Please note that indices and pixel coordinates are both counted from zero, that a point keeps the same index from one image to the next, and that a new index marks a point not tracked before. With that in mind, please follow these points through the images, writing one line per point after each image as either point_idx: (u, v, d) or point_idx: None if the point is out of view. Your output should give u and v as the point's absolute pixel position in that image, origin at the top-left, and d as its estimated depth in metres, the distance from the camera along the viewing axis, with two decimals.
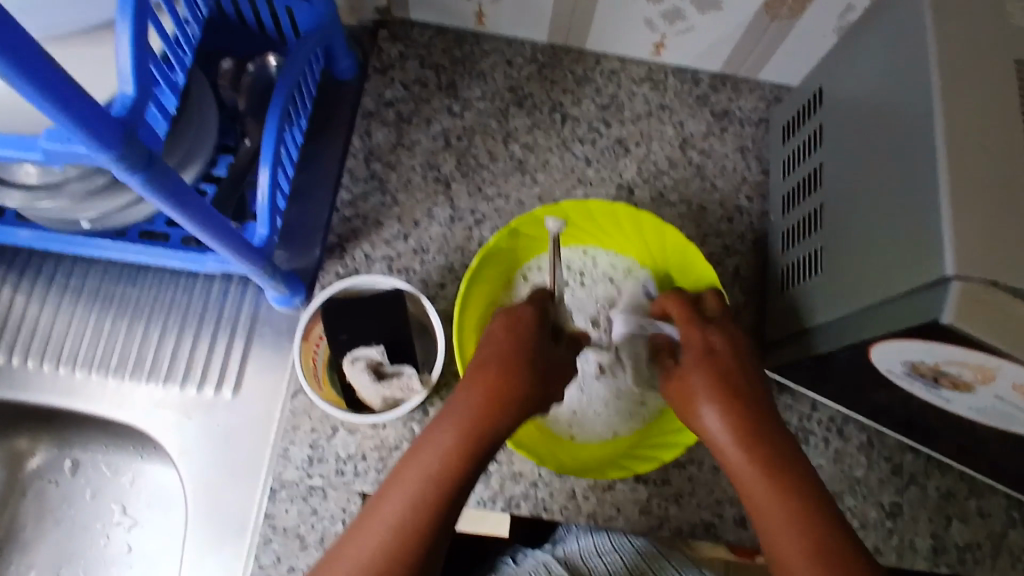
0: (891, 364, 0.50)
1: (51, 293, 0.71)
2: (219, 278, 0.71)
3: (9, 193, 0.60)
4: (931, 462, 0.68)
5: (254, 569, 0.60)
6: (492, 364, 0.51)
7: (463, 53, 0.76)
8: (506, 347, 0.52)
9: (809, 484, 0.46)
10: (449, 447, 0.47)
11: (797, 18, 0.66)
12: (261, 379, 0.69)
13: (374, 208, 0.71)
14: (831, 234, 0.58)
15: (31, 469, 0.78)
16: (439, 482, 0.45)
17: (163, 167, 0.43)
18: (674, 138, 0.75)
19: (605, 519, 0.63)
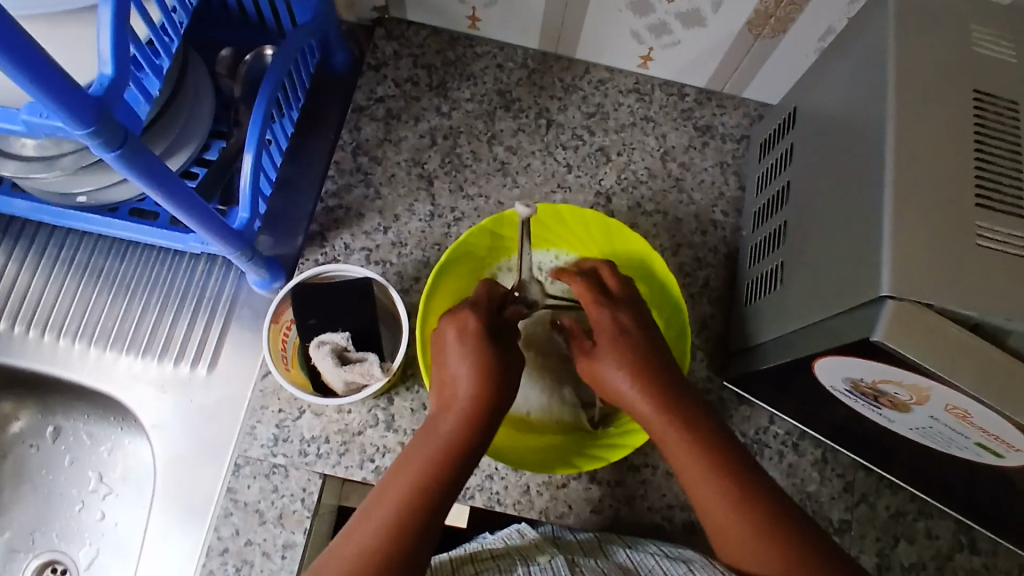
0: (834, 380, 0.53)
1: (42, 263, 0.74)
2: (204, 258, 0.74)
3: (6, 163, 0.62)
4: (884, 482, 0.69)
5: (213, 540, 0.62)
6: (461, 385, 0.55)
7: (456, 55, 0.78)
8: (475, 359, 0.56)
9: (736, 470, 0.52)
10: (428, 455, 0.51)
11: (780, 39, 0.68)
12: (236, 358, 0.71)
13: (357, 200, 0.73)
14: (794, 252, 0.60)
15: (13, 433, 0.81)
16: (419, 484, 0.49)
17: (139, 146, 0.46)
18: (655, 149, 0.76)
19: (556, 516, 0.65)
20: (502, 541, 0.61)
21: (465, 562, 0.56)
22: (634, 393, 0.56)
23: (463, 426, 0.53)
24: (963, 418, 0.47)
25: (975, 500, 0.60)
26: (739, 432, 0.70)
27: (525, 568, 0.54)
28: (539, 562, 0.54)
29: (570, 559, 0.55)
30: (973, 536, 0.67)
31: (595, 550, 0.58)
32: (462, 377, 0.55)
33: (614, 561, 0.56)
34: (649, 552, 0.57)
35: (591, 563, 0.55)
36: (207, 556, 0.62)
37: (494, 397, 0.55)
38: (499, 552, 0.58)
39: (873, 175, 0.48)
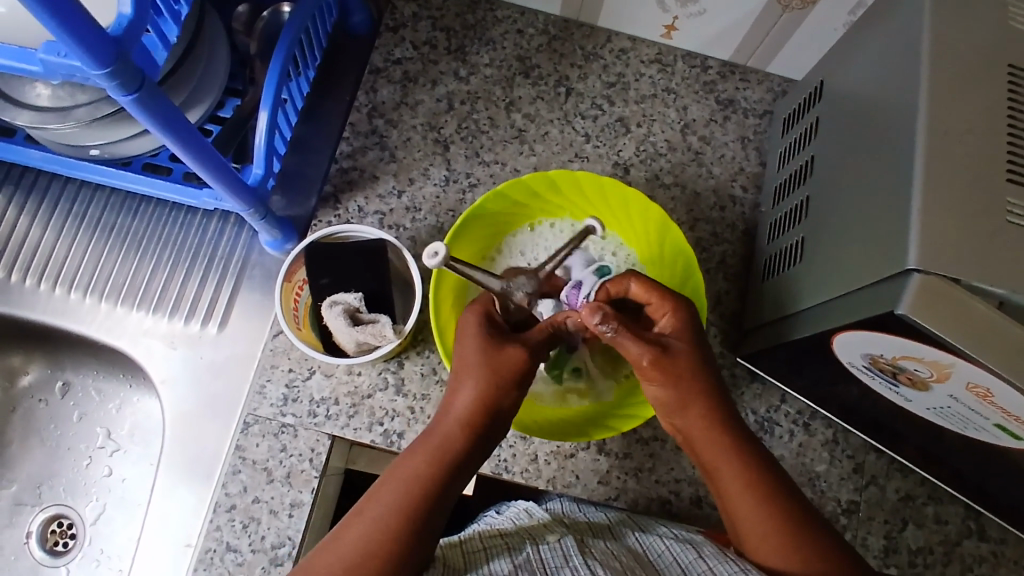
0: (853, 356, 0.53)
1: (55, 217, 0.73)
2: (217, 217, 0.73)
3: (19, 113, 0.63)
4: (893, 464, 0.69)
5: (220, 496, 0.63)
6: (461, 416, 0.52)
7: (476, 18, 0.77)
8: (482, 395, 0.52)
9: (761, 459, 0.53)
10: (414, 489, 0.49)
11: (809, 10, 0.66)
12: (246, 320, 0.70)
13: (372, 162, 0.72)
14: (818, 228, 0.59)
15: (22, 386, 0.82)
16: (426, 471, 0.50)
17: (157, 92, 0.45)
18: (675, 122, 0.75)
19: (563, 485, 0.65)
20: (511, 521, 0.61)
21: (473, 546, 0.55)
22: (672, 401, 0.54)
23: (456, 458, 0.51)
24: (984, 398, 0.46)
25: (988, 485, 0.60)
26: (750, 409, 0.69)
27: (534, 549, 0.53)
28: (548, 541, 0.54)
29: (580, 539, 0.55)
30: (982, 522, 0.67)
31: (605, 529, 0.58)
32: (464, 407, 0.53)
33: (625, 543, 0.56)
34: (659, 536, 0.57)
35: (600, 544, 0.55)
36: (214, 512, 0.62)
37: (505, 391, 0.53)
38: (506, 534, 0.57)
39: (904, 148, 0.47)
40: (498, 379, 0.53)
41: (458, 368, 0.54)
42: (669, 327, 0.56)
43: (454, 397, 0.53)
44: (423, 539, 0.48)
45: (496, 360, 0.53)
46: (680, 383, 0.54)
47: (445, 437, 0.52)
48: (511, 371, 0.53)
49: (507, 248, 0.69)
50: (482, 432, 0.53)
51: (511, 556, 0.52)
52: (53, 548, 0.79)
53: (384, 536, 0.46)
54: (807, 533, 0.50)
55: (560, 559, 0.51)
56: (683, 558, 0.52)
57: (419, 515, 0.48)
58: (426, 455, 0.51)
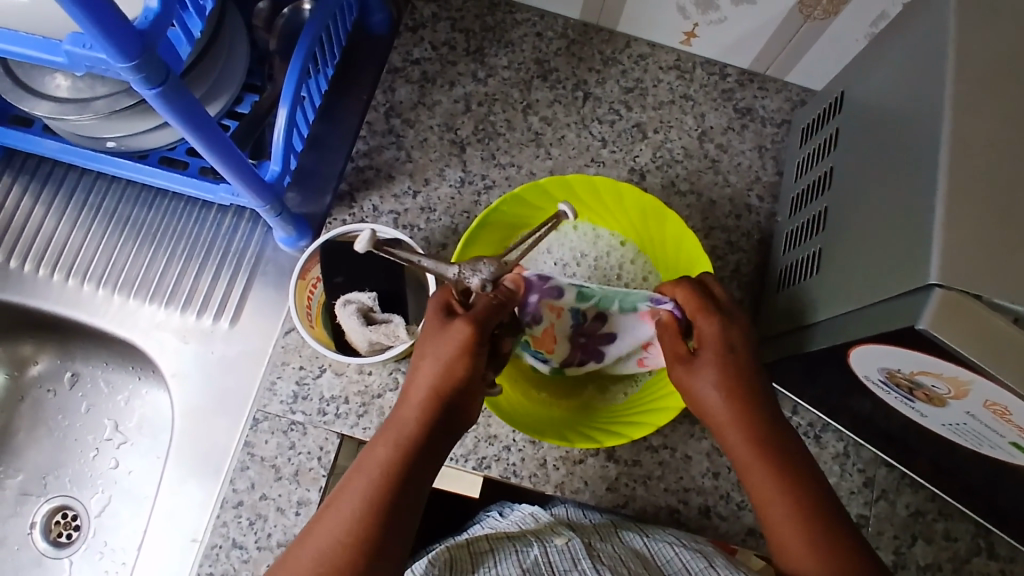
0: (870, 369, 0.52)
1: (70, 208, 0.74)
2: (231, 213, 0.73)
3: (39, 103, 0.63)
4: (904, 479, 0.68)
5: (228, 492, 0.62)
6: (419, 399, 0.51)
7: (495, 20, 0.77)
8: (438, 375, 0.50)
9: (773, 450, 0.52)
10: (380, 476, 0.49)
11: (831, 21, 0.66)
12: (258, 316, 0.70)
13: (388, 162, 0.72)
14: (835, 239, 0.59)
15: (31, 376, 0.83)
16: (389, 458, 0.49)
17: (180, 86, 0.45)
18: (693, 129, 0.75)
19: (572, 491, 0.65)
20: (517, 525, 0.62)
21: (481, 546, 0.56)
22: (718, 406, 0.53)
23: (421, 441, 0.50)
24: (1001, 415, 0.46)
25: (1002, 504, 0.59)
26: None
27: (543, 550, 0.55)
28: (557, 545, 0.55)
29: (588, 542, 0.56)
30: (991, 540, 0.67)
31: (611, 532, 0.58)
32: (423, 388, 0.51)
33: (632, 547, 0.56)
34: (667, 540, 0.57)
35: (607, 548, 0.55)
36: (222, 508, 0.62)
37: (453, 369, 0.50)
38: (513, 535, 0.58)
39: (928, 162, 0.47)
40: (446, 359, 0.50)
41: (419, 344, 0.52)
42: (709, 335, 0.54)
43: (413, 377, 0.52)
44: (395, 526, 0.48)
45: (443, 340, 0.50)
46: (727, 381, 0.53)
47: (406, 421, 0.51)
48: (456, 346, 0.50)
49: (532, 244, 0.68)
50: (446, 411, 0.51)
51: (519, 558, 0.54)
52: (57, 539, 0.80)
53: (352, 527, 0.47)
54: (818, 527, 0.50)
55: (568, 562, 0.53)
56: (690, 565, 0.53)
57: (385, 504, 0.48)
58: (390, 441, 0.50)
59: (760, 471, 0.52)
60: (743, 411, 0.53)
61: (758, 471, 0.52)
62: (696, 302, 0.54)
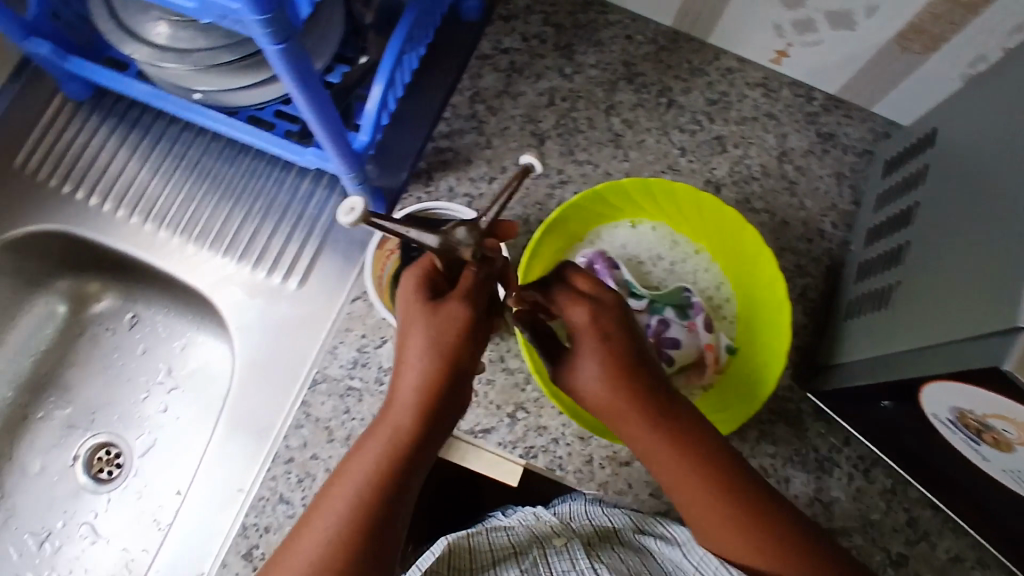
0: (938, 407, 0.52)
1: (157, 155, 0.76)
2: (310, 178, 0.75)
3: (139, 47, 0.65)
4: (949, 525, 0.67)
5: (280, 447, 0.64)
6: (405, 404, 0.48)
7: (587, 19, 0.77)
8: (426, 379, 0.48)
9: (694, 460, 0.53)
10: (367, 484, 0.48)
11: (929, 56, 0.66)
12: (324, 280, 0.71)
13: (468, 146, 0.73)
14: (914, 273, 0.58)
15: (93, 313, 0.85)
16: (371, 473, 0.48)
17: (300, 45, 0.46)
18: (773, 148, 0.75)
19: (615, 491, 0.65)
20: (518, 521, 0.64)
21: (482, 547, 0.60)
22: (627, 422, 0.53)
23: (408, 453, 0.49)
24: None
25: None
26: (811, 446, 0.68)
27: (545, 560, 0.59)
28: (558, 550, 0.59)
29: (588, 546, 0.59)
30: None
31: (610, 533, 0.61)
32: (408, 394, 0.49)
33: (631, 550, 0.60)
34: (653, 524, 0.61)
35: (601, 544, 0.60)
36: (273, 462, 0.64)
37: (452, 372, 0.48)
38: (514, 537, 0.61)
39: None
40: (435, 359, 0.48)
41: (398, 344, 0.50)
42: (582, 323, 0.52)
43: (397, 384, 0.50)
44: (382, 538, 0.47)
45: (427, 339, 0.48)
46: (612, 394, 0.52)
47: (391, 426, 0.49)
48: (454, 337, 0.48)
49: (605, 237, 0.69)
50: (436, 414, 0.49)
51: (521, 565, 0.59)
52: (98, 474, 0.82)
53: (339, 533, 0.47)
54: (774, 538, 0.51)
55: (567, 563, 0.58)
56: (676, 547, 0.58)
57: (370, 518, 0.47)
58: (375, 448, 0.48)
59: (696, 488, 0.53)
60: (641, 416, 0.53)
61: (692, 488, 0.53)
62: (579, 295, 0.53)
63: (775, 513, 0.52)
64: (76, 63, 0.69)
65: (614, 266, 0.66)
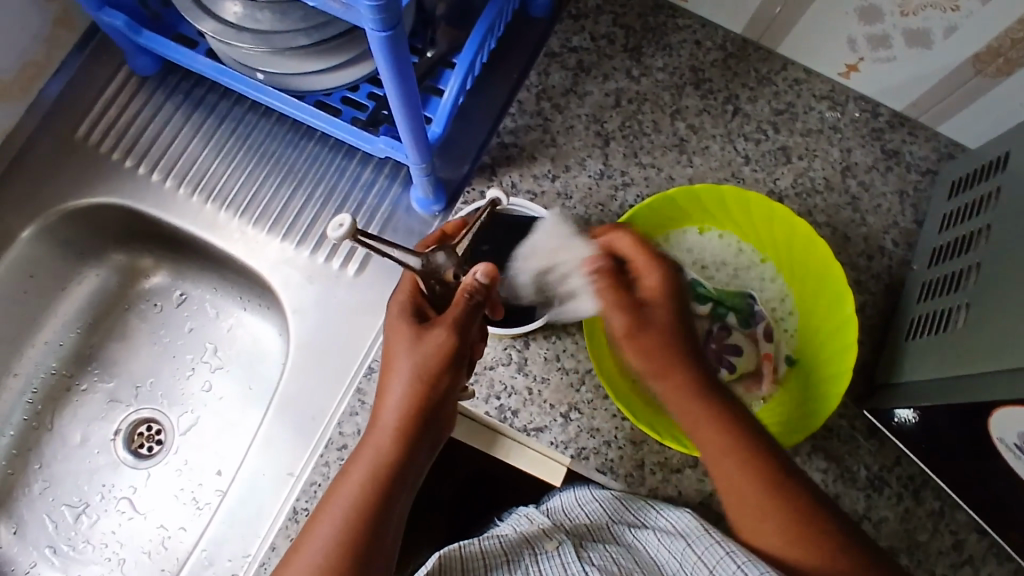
0: (1007, 432, 0.52)
1: (219, 134, 0.76)
2: (372, 166, 0.74)
3: (209, 23, 0.65)
4: (996, 550, 0.67)
5: (334, 433, 0.64)
6: (387, 425, 0.53)
7: (657, 22, 0.77)
8: (410, 397, 0.53)
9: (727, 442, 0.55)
10: (357, 501, 0.51)
11: (1007, 79, 0.65)
12: (383, 269, 0.71)
13: (533, 143, 0.73)
14: (984, 297, 0.58)
15: (141, 288, 0.85)
16: (366, 481, 0.51)
17: (402, 33, 0.46)
18: (837, 162, 0.74)
19: (665, 497, 0.65)
20: (512, 529, 0.63)
21: (473, 553, 0.58)
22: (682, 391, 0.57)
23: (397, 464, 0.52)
24: None
25: None
26: (862, 464, 0.68)
27: (534, 560, 0.58)
28: (547, 551, 0.58)
29: (578, 545, 0.59)
30: None
31: (600, 530, 0.61)
32: (396, 408, 0.53)
33: (620, 547, 0.59)
34: (652, 531, 0.60)
35: (597, 548, 0.59)
36: (326, 448, 0.64)
37: (433, 384, 0.53)
38: (505, 541, 0.60)
39: None
40: (421, 372, 0.53)
41: (388, 365, 0.54)
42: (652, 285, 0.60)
43: (385, 401, 0.54)
44: (377, 542, 0.50)
45: (413, 359, 0.53)
46: (650, 359, 0.58)
47: (376, 446, 0.52)
48: (436, 355, 0.53)
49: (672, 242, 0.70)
50: (420, 428, 0.53)
51: (511, 570, 0.57)
52: (138, 449, 0.82)
53: (331, 547, 0.49)
54: (796, 520, 0.52)
55: (558, 568, 0.56)
56: (672, 554, 0.56)
57: (365, 523, 0.50)
58: (363, 468, 0.52)
59: (731, 473, 0.54)
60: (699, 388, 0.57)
61: (728, 473, 0.54)
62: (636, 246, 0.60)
63: (806, 500, 0.53)
64: (149, 37, 0.68)
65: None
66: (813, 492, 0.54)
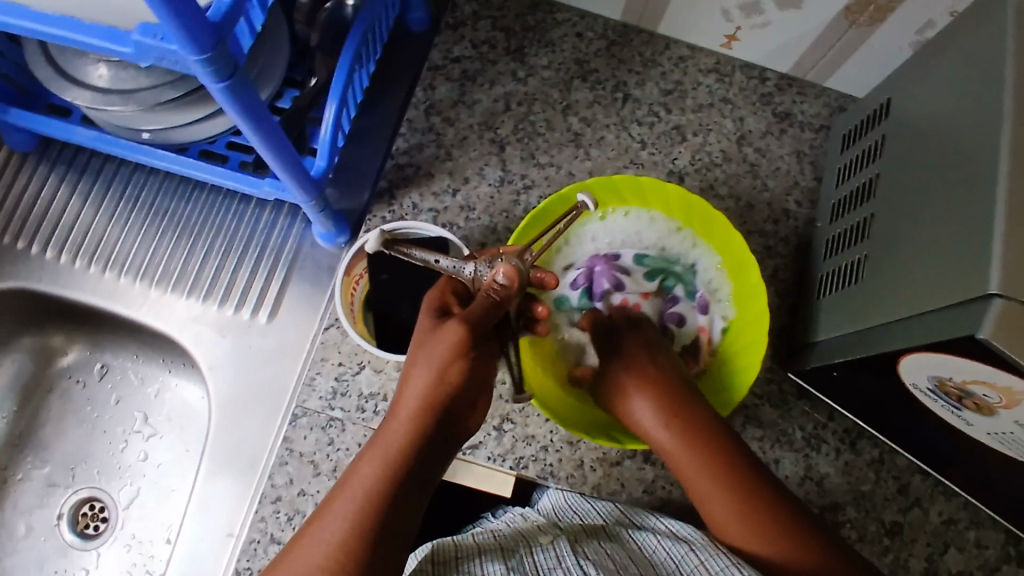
0: (918, 378, 0.52)
1: (108, 199, 0.74)
2: (270, 208, 0.73)
3: (79, 93, 0.63)
4: (938, 487, 0.68)
5: (266, 487, 0.63)
6: (410, 410, 0.51)
7: (536, 20, 0.76)
8: (430, 384, 0.51)
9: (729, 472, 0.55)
10: (365, 499, 0.48)
11: (876, 28, 0.66)
12: (296, 310, 0.70)
13: (428, 160, 0.72)
14: (881, 247, 0.59)
15: (61, 367, 0.82)
16: (386, 467, 0.49)
17: (245, 79, 0.45)
18: (732, 133, 0.75)
19: (608, 492, 0.66)
20: (505, 525, 0.62)
21: (468, 546, 0.57)
22: (653, 426, 0.58)
23: (414, 455, 0.50)
24: None
25: None
26: (796, 425, 0.69)
27: (528, 553, 0.55)
28: (542, 544, 0.56)
29: (572, 540, 0.56)
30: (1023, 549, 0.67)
31: (599, 530, 0.58)
32: (417, 393, 0.51)
33: (618, 544, 0.56)
34: (653, 533, 0.57)
35: (593, 543, 0.56)
36: (260, 503, 0.62)
37: (457, 376, 0.51)
38: (500, 536, 0.58)
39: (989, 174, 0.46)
40: (441, 361, 0.50)
41: (414, 348, 0.52)
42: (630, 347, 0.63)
43: (408, 385, 0.52)
44: (387, 537, 0.48)
45: (437, 351, 0.51)
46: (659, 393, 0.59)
47: (395, 434, 0.50)
48: (450, 348, 0.50)
49: (575, 236, 0.69)
50: (441, 420, 0.51)
51: (505, 560, 0.55)
52: (84, 530, 0.79)
53: (335, 548, 0.47)
54: (796, 536, 0.52)
55: (553, 560, 0.54)
56: (673, 553, 0.54)
57: (377, 515, 0.48)
58: (375, 463, 0.50)
59: (717, 498, 0.54)
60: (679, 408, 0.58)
61: (712, 498, 0.54)
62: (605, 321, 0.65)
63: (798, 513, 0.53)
64: (17, 114, 0.66)
65: (615, 261, 0.69)
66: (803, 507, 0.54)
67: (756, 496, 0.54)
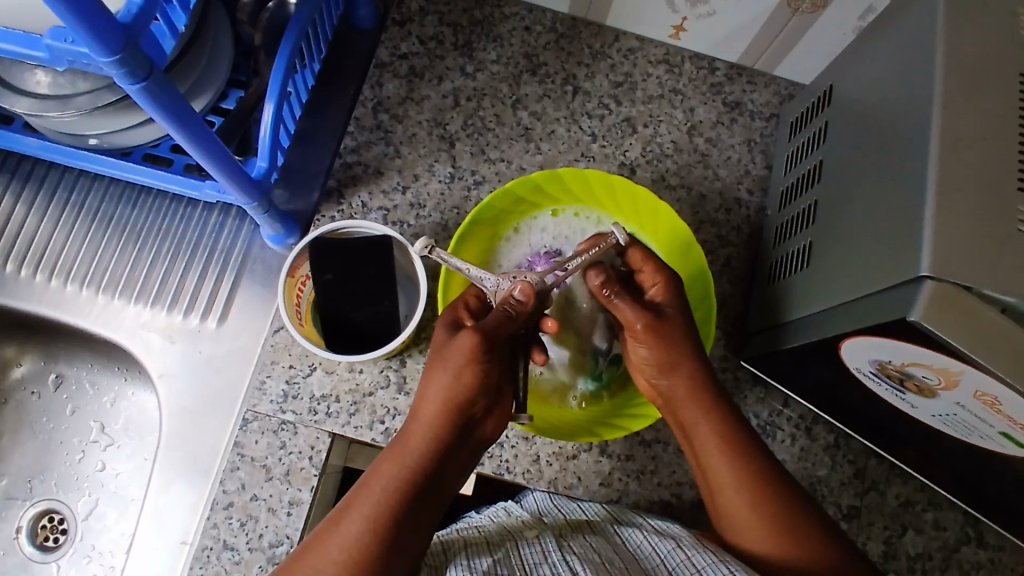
0: (861, 362, 0.52)
1: (52, 207, 0.73)
2: (218, 210, 0.73)
3: (19, 100, 0.61)
4: (895, 470, 0.69)
5: (218, 493, 0.62)
6: (431, 415, 0.52)
7: (483, 14, 0.76)
8: (448, 391, 0.52)
9: (745, 463, 0.54)
10: (385, 497, 0.49)
11: (819, 14, 0.66)
12: (246, 313, 0.70)
13: (376, 158, 0.71)
14: (825, 232, 0.59)
15: (14, 378, 0.81)
16: (403, 471, 0.50)
17: (165, 81, 0.44)
18: (682, 123, 0.75)
19: (565, 487, 0.65)
20: (489, 520, 0.62)
21: (455, 541, 0.56)
22: (656, 374, 0.58)
23: (431, 459, 0.51)
24: (991, 406, 0.45)
25: (987, 492, 0.59)
26: (752, 413, 0.69)
27: (513, 546, 0.55)
28: (527, 538, 0.55)
29: (558, 535, 0.56)
30: (979, 528, 0.67)
31: (585, 525, 0.59)
32: (437, 400, 0.52)
33: (603, 538, 0.57)
34: (637, 526, 0.58)
35: (579, 538, 0.56)
36: (212, 510, 0.62)
37: (474, 382, 0.52)
38: (487, 532, 0.58)
39: (917, 157, 0.46)
40: (458, 365, 0.52)
41: (433, 354, 0.54)
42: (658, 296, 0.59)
43: (427, 392, 0.53)
44: (401, 541, 0.48)
45: (454, 355, 0.52)
46: (667, 353, 0.57)
47: (414, 439, 0.52)
48: (466, 354, 0.52)
49: (525, 227, 0.69)
50: (458, 427, 0.53)
51: (490, 552, 0.53)
52: (44, 543, 0.78)
53: (351, 551, 0.47)
54: (806, 529, 0.52)
55: (539, 555, 0.53)
56: (659, 547, 0.54)
57: (391, 519, 0.48)
58: (395, 463, 0.51)
59: (727, 483, 0.54)
60: (683, 379, 0.57)
61: (722, 479, 0.54)
62: (648, 264, 0.58)
63: (809, 507, 0.53)
64: None
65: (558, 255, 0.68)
66: (810, 502, 0.54)
67: (768, 491, 0.53)
